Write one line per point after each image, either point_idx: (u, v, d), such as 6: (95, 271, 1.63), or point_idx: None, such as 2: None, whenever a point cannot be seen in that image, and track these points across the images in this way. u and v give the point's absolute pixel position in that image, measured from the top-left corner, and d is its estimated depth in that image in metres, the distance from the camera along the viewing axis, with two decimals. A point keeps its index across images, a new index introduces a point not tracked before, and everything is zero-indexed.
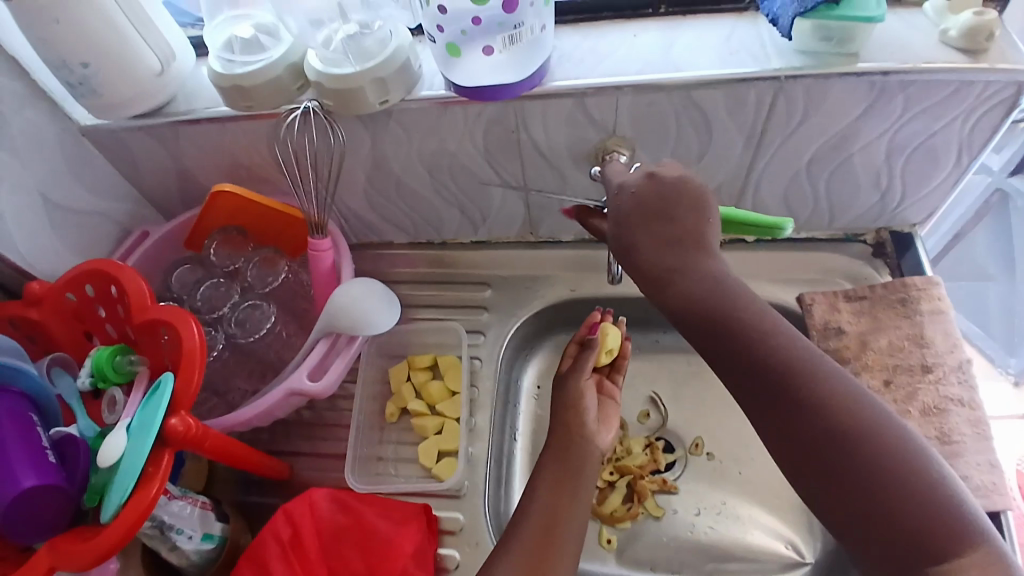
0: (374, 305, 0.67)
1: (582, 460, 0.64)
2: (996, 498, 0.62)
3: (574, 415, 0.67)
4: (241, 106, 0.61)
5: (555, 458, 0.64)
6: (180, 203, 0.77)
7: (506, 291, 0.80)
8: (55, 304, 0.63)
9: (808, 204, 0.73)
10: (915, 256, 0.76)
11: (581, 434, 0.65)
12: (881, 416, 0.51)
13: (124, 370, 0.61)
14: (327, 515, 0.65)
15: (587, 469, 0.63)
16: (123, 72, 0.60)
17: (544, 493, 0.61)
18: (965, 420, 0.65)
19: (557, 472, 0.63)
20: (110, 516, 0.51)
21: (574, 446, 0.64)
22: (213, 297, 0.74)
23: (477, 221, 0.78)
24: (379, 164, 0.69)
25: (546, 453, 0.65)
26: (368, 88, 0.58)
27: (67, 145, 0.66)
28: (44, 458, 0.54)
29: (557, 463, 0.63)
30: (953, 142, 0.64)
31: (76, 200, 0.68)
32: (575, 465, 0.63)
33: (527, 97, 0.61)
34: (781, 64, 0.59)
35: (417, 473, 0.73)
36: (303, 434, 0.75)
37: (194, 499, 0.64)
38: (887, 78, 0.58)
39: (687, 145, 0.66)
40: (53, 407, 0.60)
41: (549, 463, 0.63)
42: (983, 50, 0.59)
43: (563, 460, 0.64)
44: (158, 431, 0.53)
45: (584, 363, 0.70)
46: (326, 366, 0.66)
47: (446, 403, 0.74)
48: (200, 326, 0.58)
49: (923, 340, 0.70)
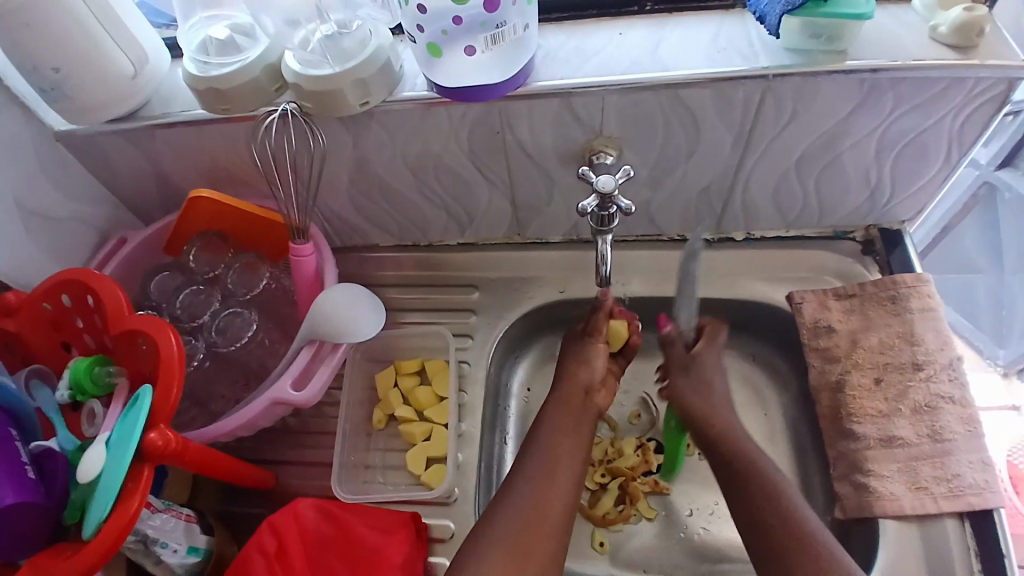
0: (360, 312, 0.66)
1: (584, 414, 0.68)
2: (987, 495, 0.62)
3: (582, 372, 0.70)
4: (219, 109, 0.60)
5: (556, 412, 0.67)
6: (159, 207, 0.75)
7: (494, 293, 0.79)
8: (32, 314, 0.62)
9: (798, 202, 0.73)
10: (903, 253, 0.75)
11: (585, 394, 0.69)
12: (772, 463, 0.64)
13: (103, 382, 0.60)
14: (313, 526, 0.64)
15: (586, 429, 0.67)
16: (96, 76, 0.58)
17: (542, 456, 0.63)
18: (957, 417, 0.65)
19: (560, 420, 0.67)
20: (90, 533, 0.50)
21: (576, 402, 0.68)
22: (193, 304, 0.72)
23: (464, 222, 0.77)
24: (362, 166, 0.68)
25: (549, 405, 0.68)
26: (349, 89, 0.57)
27: (40, 150, 0.64)
28: (23, 475, 0.52)
29: (560, 422, 0.66)
30: (944, 139, 0.63)
31: (50, 205, 0.66)
32: (577, 422, 0.67)
33: (512, 97, 0.59)
34: (769, 61, 0.58)
35: (405, 480, 0.72)
36: (289, 441, 0.74)
37: (177, 511, 0.63)
38: (877, 75, 0.57)
39: (676, 145, 0.65)
40: (32, 420, 0.58)
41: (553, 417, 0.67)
42: (974, 46, 0.58)
43: (568, 417, 0.67)
44: (137, 446, 0.52)
45: (591, 333, 0.71)
46: (310, 373, 0.65)
47: (434, 409, 0.73)
48: (179, 336, 0.56)
49: (914, 338, 0.69)
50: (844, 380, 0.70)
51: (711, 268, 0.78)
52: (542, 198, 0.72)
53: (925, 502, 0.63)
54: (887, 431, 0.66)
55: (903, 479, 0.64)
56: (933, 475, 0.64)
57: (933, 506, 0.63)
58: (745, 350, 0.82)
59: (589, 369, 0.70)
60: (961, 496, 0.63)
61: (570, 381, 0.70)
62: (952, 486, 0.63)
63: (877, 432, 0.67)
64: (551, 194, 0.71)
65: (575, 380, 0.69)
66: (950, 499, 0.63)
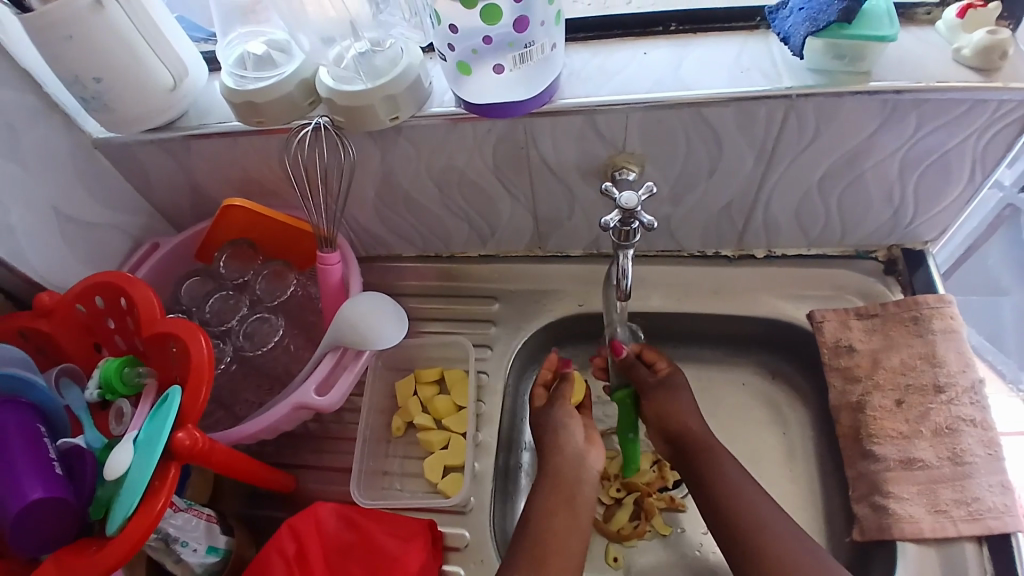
0: (382, 319, 0.67)
1: (579, 484, 0.66)
2: (1008, 519, 0.61)
3: (564, 443, 0.68)
4: (252, 122, 0.62)
5: (548, 491, 0.65)
6: (191, 215, 0.77)
7: (514, 305, 0.80)
8: (66, 316, 0.64)
9: (819, 221, 0.73)
10: (927, 274, 0.75)
11: (578, 458, 0.67)
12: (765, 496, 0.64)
13: (132, 382, 0.61)
14: (333, 531, 0.65)
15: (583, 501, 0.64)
16: (135, 88, 0.60)
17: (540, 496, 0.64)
18: (978, 440, 0.65)
19: (552, 489, 0.65)
20: (115, 529, 0.52)
21: (569, 471, 0.66)
22: (222, 310, 0.74)
23: (485, 235, 0.78)
24: (389, 179, 0.69)
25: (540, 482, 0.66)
26: (379, 105, 0.58)
27: (80, 158, 0.67)
28: (52, 470, 0.54)
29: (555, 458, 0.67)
30: (968, 158, 0.63)
31: (87, 211, 0.69)
32: (572, 498, 0.64)
33: (537, 113, 0.61)
34: (792, 82, 0.59)
35: (423, 488, 0.73)
36: (310, 446, 0.75)
37: (200, 511, 0.64)
38: (900, 96, 0.58)
39: (697, 162, 0.66)
40: (61, 419, 0.60)
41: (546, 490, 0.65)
42: (997, 68, 0.58)
43: (561, 496, 0.64)
44: (164, 446, 0.53)
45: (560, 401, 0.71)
46: (334, 380, 0.66)
47: (453, 418, 0.74)
48: (209, 339, 0.58)
49: (936, 359, 0.69)
50: (865, 401, 0.70)
51: (731, 285, 0.79)
52: (563, 212, 0.73)
53: (944, 525, 0.62)
54: (907, 453, 0.66)
55: (923, 501, 0.64)
56: (953, 498, 0.63)
57: (953, 529, 0.62)
58: (765, 368, 0.81)
59: (569, 433, 0.68)
60: (980, 519, 0.62)
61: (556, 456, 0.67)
62: (972, 509, 0.62)
63: (897, 454, 0.66)
64: (572, 208, 0.72)
65: (561, 449, 0.67)
66: (970, 522, 0.62)
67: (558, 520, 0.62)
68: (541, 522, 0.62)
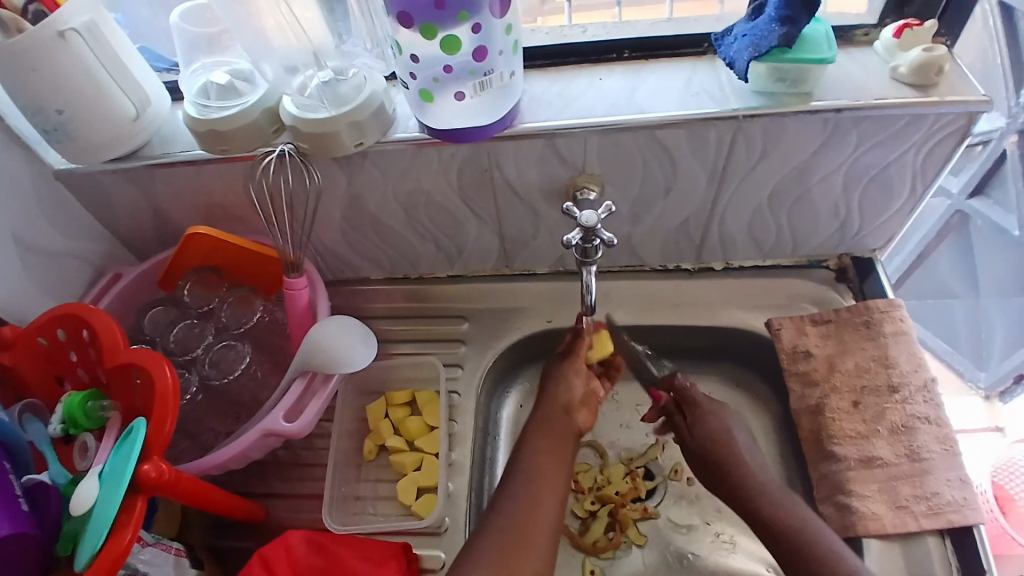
0: (351, 342, 0.67)
1: (566, 436, 0.69)
2: (966, 512, 0.65)
3: (561, 394, 0.71)
4: (217, 149, 0.62)
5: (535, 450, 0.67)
6: (155, 242, 0.76)
7: (483, 324, 0.81)
8: (28, 348, 0.63)
9: (773, 234, 0.76)
10: (875, 280, 0.79)
11: (564, 413, 0.70)
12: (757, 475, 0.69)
13: (96, 416, 0.61)
14: (304, 558, 0.64)
15: (565, 456, 0.68)
16: (99, 118, 0.60)
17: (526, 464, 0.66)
18: (933, 436, 0.68)
19: (540, 445, 0.68)
20: (81, 566, 0.50)
21: (556, 425, 0.69)
22: (187, 338, 0.73)
23: (453, 256, 0.79)
24: (355, 203, 0.70)
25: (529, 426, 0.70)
26: (344, 132, 0.59)
27: (40, 188, 0.66)
28: (18, 506, 0.53)
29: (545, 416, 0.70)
30: (907, 171, 0.68)
31: (48, 242, 0.68)
32: (559, 451, 0.67)
33: (500, 138, 0.62)
34: (739, 104, 0.62)
35: (397, 511, 0.73)
36: (280, 474, 0.74)
37: (168, 545, 0.62)
38: (840, 114, 0.61)
39: (654, 180, 0.68)
40: (25, 454, 0.58)
41: (539, 441, 0.68)
42: (934, 83, 0.63)
43: (550, 449, 0.67)
44: (131, 479, 0.52)
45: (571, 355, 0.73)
46: (302, 405, 0.66)
47: (425, 438, 0.75)
48: (173, 368, 0.57)
49: (889, 361, 0.72)
50: (824, 404, 0.72)
51: (692, 297, 0.81)
52: (528, 232, 0.75)
53: (905, 520, 0.65)
54: (866, 452, 0.69)
55: (884, 499, 0.67)
56: (913, 494, 0.66)
57: (914, 524, 0.65)
58: (728, 376, 0.84)
59: (568, 388, 0.72)
60: (939, 514, 0.65)
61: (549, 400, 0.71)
62: (931, 504, 0.65)
63: (857, 453, 0.69)
64: (537, 228, 0.74)
65: (553, 402, 0.71)
66: (930, 517, 0.65)
67: (535, 495, 0.64)
68: (525, 497, 0.63)
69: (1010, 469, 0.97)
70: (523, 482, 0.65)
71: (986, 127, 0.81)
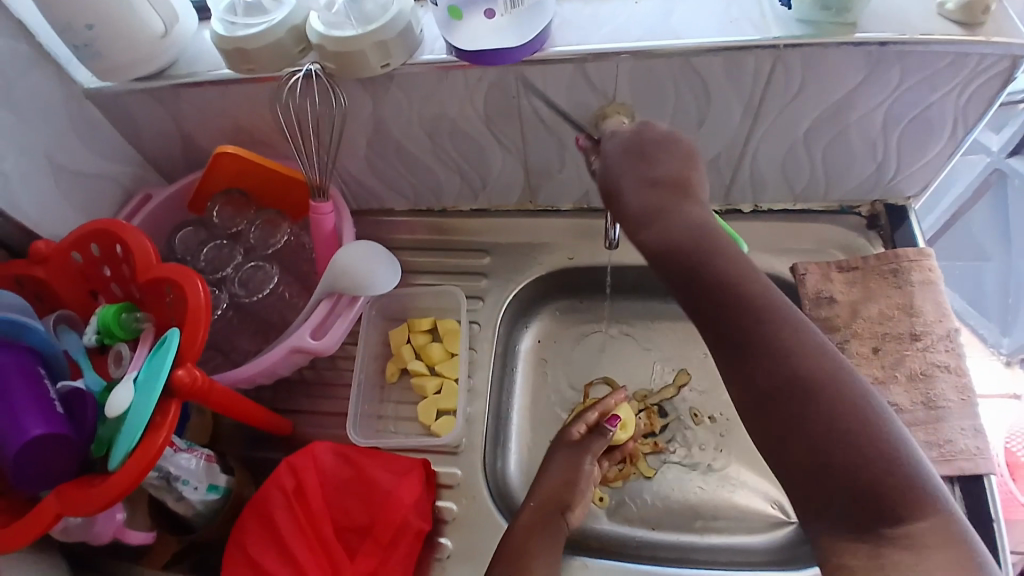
0: (376, 266, 0.68)
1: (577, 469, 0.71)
2: (979, 461, 0.64)
3: (558, 492, 0.69)
4: (242, 69, 0.62)
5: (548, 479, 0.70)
6: (183, 166, 0.78)
7: (504, 258, 0.82)
8: (61, 264, 0.65)
9: (804, 173, 0.74)
10: (908, 229, 0.77)
11: (558, 513, 0.67)
12: (745, 273, 0.51)
13: (130, 327, 0.63)
14: (330, 468, 0.67)
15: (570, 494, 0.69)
16: (126, 35, 0.60)
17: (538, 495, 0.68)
18: (952, 386, 0.67)
19: (554, 480, 0.70)
20: (117, 464, 0.53)
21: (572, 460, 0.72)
22: (217, 258, 0.76)
23: (477, 187, 0.79)
24: (381, 129, 0.70)
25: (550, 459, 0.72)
26: (370, 52, 0.59)
27: (71, 107, 0.67)
28: (52, 409, 0.56)
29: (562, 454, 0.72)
30: (949, 114, 0.65)
31: (81, 161, 0.69)
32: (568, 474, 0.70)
33: (527, 62, 0.61)
34: (780, 31, 0.60)
35: (417, 430, 0.75)
36: (305, 392, 0.77)
37: (199, 452, 0.66)
38: (884, 48, 0.59)
39: (686, 110, 0.66)
40: (60, 363, 0.61)
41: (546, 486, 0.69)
42: (980, 23, 0.59)
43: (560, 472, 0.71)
44: (165, 382, 0.55)
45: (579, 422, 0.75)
46: (328, 325, 0.68)
47: (445, 364, 0.76)
48: (205, 285, 0.59)
49: (913, 309, 0.71)
50: (844, 347, 0.72)
51: None
52: (552, 164, 0.74)
53: None
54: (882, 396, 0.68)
55: None
56: (926, 440, 0.66)
57: None
58: None
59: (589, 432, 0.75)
60: (952, 461, 0.64)
61: (546, 496, 0.68)
62: (943, 451, 0.65)
63: None
64: (562, 159, 0.73)
65: (550, 498, 0.68)
66: (943, 464, 0.64)
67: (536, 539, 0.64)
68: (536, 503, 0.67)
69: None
70: (529, 512, 0.66)
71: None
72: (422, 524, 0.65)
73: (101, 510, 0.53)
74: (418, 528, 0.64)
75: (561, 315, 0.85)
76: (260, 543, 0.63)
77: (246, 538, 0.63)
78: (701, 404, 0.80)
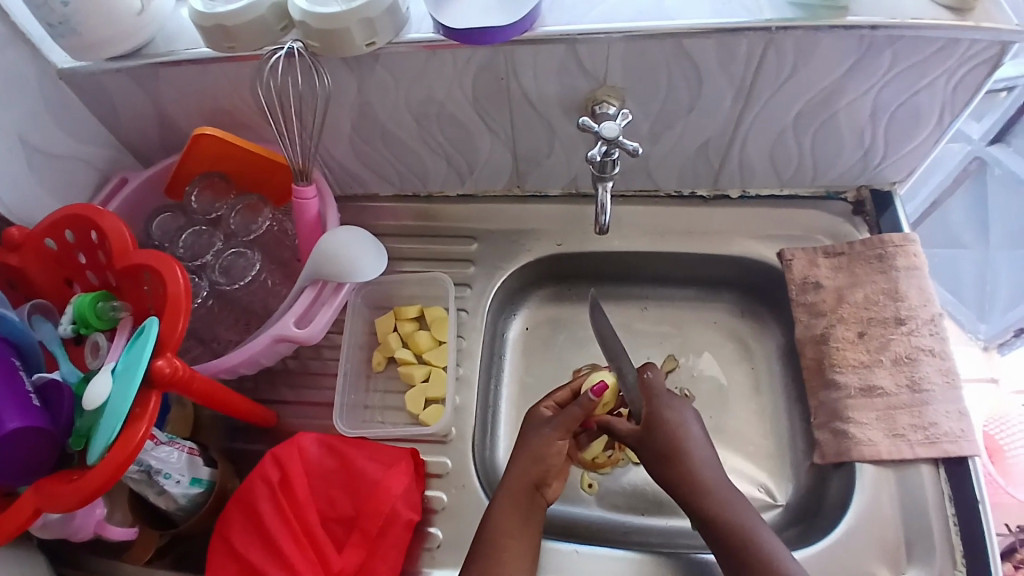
0: (361, 256, 0.66)
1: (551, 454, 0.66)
2: (963, 443, 0.65)
3: (535, 468, 0.65)
4: (224, 47, 0.60)
5: (523, 460, 0.65)
6: (161, 149, 0.75)
7: (492, 245, 0.80)
8: (36, 249, 0.62)
9: (793, 161, 0.74)
10: (893, 215, 0.77)
11: (533, 489, 0.64)
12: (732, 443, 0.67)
13: (107, 316, 0.61)
14: (316, 459, 0.66)
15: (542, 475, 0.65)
16: (102, 12, 0.58)
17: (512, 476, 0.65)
18: (936, 369, 0.68)
19: (527, 463, 0.65)
20: (95, 459, 0.51)
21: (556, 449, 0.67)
22: (196, 245, 0.72)
23: (464, 173, 0.77)
24: (365, 112, 0.68)
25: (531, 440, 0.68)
26: (355, 28, 0.57)
27: (45, 88, 0.64)
28: (29, 402, 0.53)
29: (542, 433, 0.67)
30: (936, 101, 0.65)
31: (55, 144, 0.66)
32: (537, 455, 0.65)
33: (517, 41, 0.60)
34: (773, 14, 0.59)
35: (404, 419, 0.74)
36: (288, 382, 0.76)
37: (182, 444, 0.63)
38: (875, 32, 0.58)
39: (677, 96, 0.66)
40: (35, 354, 0.59)
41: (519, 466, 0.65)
42: (969, 8, 0.59)
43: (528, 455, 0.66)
44: (145, 373, 0.53)
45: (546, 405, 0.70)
46: (314, 313, 0.66)
47: (434, 352, 0.75)
48: (185, 272, 0.57)
49: (898, 294, 0.71)
50: (829, 333, 0.72)
51: (704, 224, 0.80)
52: (542, 149, 0.73)
53: (901, 448, 0.66)
54: (867, 381, 0.69)
55: (881, 427, 0.67)
56: (911, 423, 0.67)
57: (910, 452, 0.66)
58: (735, 306, 0.84)
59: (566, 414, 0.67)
60: (937, 444, 0.65)
61: (519, 473, 0.65)
62: (928, 434, 0.66)
63: (858, 382, 0.69)
64: (551, 144, 0.72)
65: (524, 474, 0.64)
66: (927, 446, 0.65)
67: (515, 534, 0.61)
68: (506, 487, 0.64)
69: (1003, 421, 0.96)
70: (503, 501, 0.63)
71: (1012, 72, 0.79)
72: (412, 514, 0.64)
73: (79, 506, 0.51)
74: (408, 518, 0.63)
75: (549, 302, 0.84)
76: (244, 533, 0.62)
77: (230, 527, 0.62)
78: (690, 390, 0.80)
